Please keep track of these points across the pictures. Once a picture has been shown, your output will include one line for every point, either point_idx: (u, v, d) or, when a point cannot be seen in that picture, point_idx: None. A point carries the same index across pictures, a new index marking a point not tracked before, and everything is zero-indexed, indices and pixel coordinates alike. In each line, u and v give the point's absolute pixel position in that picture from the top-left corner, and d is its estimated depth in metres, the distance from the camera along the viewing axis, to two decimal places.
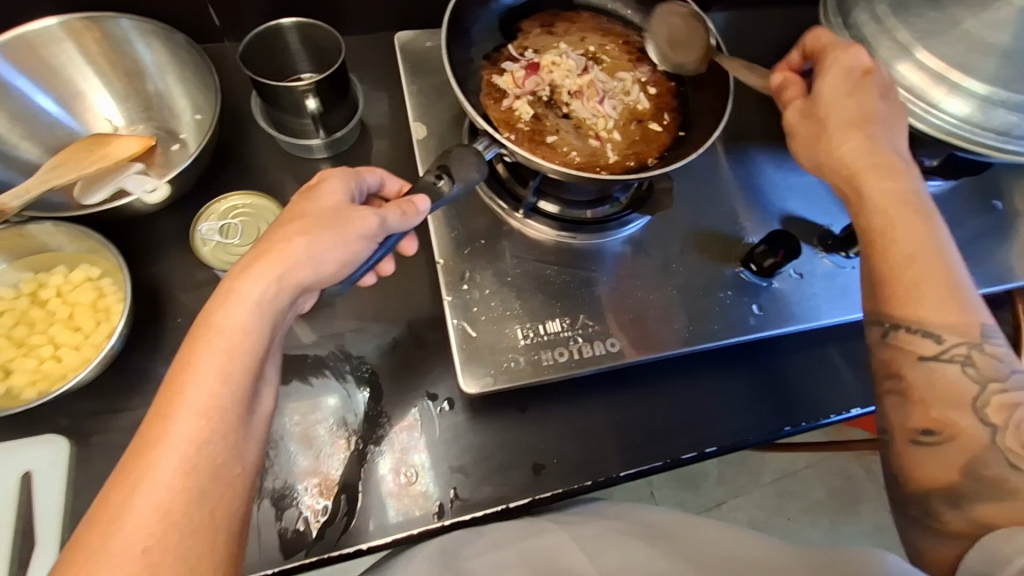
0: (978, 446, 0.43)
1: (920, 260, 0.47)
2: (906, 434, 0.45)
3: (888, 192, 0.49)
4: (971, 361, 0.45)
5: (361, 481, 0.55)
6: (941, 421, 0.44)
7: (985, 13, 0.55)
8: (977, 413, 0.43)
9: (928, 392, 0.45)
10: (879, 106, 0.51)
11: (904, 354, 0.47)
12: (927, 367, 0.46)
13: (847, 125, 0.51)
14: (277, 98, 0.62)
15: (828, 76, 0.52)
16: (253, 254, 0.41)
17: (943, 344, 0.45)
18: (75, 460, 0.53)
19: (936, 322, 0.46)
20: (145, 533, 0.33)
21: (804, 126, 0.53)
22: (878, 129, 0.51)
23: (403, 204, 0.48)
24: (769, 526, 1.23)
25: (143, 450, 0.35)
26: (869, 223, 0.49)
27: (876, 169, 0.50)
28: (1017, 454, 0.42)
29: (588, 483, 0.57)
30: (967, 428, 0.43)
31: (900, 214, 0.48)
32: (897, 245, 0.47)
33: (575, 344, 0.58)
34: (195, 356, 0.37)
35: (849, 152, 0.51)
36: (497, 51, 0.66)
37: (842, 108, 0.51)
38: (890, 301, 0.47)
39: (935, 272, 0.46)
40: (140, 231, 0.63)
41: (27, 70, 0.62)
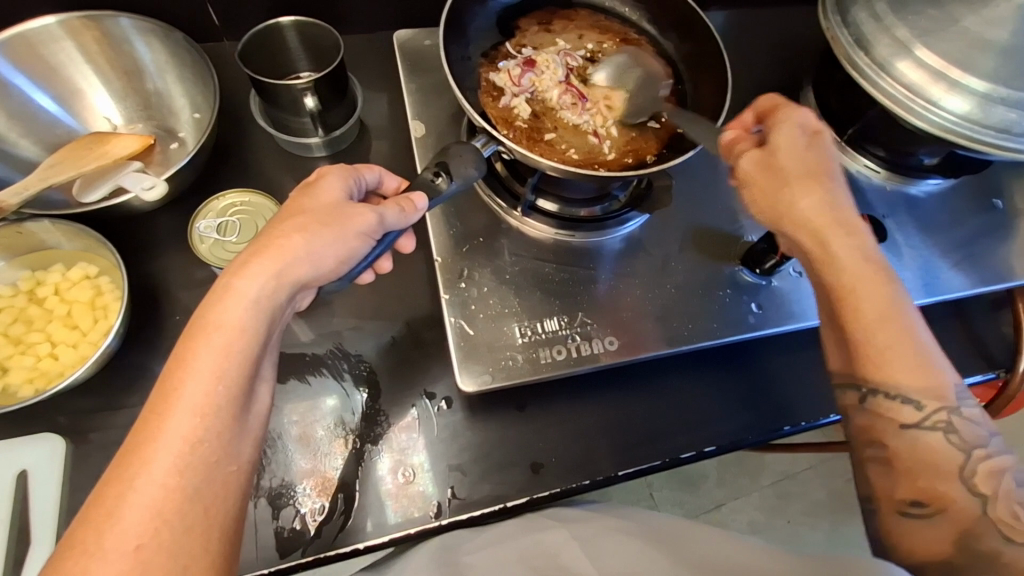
0: (968, 519, 0.42)
1: (891, 322, 0.46)
2: (894, 505, 0.45)
3: (854, 254, 0.48)
4: (952, 427, 0.44)
5: (359, 480, 0.54)
6: (932, 493, 0.43)
7: (985, 10, 0.56)
8: (964, 482, 0.43)
9: (913, 462, 0.45)
10: (832, 162, 0.51)
11: (885, 421, 0.46)
12: (910, 436, 0.45)
13: (805, 182, 0.50)
14: (275, 95, 0.62)
15: (785, 131, 0.51)
16: (250, 251, 0.41)
17: (922, 411, 0.45)
18: (71, 458, 0.53)
19: (910, 386, 0.45)
20: (139, 530, 0.33)
21: (760, 177, 0.51)
22: (832, 187, 0.50)
23: (401, 202, 0.48)
24: (770, 527, 1.22)
25: (138, 446, 0.35)
26: (838, 282, 0.48)
27: (839, 227, 0.49)
28: (1009, 526, 0.41)
29: (586, 482, 0.57)
30: (957, 500, 0.43)
31: (866, 278, 0.47)
32: (865, 307, 0.46)
33: (573, 342, 0.58)
34: (192, 352, 0.37)
35: (812, 212, 0.49)
36: (495, 48, 0.66)
37: (799, 162, 0.50)
38: (867, 367, 0.46)
39: (900, 336, 0.46)
40: (139, 229, 0.63)
41: (26, 68, 0.62)
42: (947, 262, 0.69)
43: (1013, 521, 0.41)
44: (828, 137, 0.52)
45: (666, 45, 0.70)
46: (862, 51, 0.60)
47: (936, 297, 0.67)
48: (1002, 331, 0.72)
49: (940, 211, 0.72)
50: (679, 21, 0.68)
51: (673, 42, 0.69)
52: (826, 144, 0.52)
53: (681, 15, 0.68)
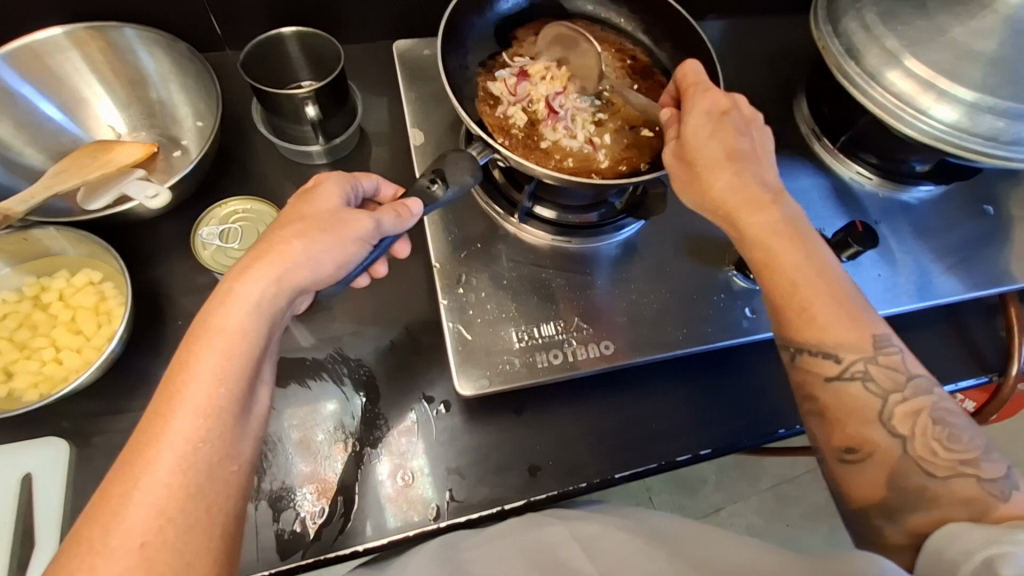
0: (893, 459, 0.45)
1: (803, 288, 0.48)
2: (833, 453, 0.47)
3: (764, 230, 0.49)
4: (869, 376, 0.46)
5: (358, 483, 0.55)
6: (860, 439, 0.46)
7: (972, 21, 0.57)
8: (886, 426, 0.45)
9: (841, 411, 0.47)
10: (741, 142, 0.51)
11: (813, 377, 0.48)
12: (835, 388, 0.47)
13: (716, 169, 0.50)
14: (277, 104, 0.63)
15: (693, 120, 0.52)
16: (252, 256, 0.42)
17: (842, 363, 0.47)
18: (75, 462, 0.54)
19: (833, 342, 0.47)
20: (143, 528, 0.33)
21: (680, 170, 0.53)
22: (744, 166, 0.51)
23: (397, 207, 0.49)
24: (768, 531, 1.23)
25: (142, 447, 0.35)
26: (756, 260, 0.50)
27: (747, 206, 0.50)
28: (928, 461, 0.44)
29: (582, 485, 0.58)
30: (881, 444, 0.45)
31: (783, 245, 0.49)
32: (782, 279, 0.49)
33: (569, 347, 0.59)
34: (194, 354, 0.38)
35: (721, 194, 0.50)
36: (492, 58, 0.67)
37: (710, 150, 0.51)
38: (790, 330, 0.49)
39: (822, 289, 0.48)
40: (142, 235, 0.64)
41: (32, 77, 0.63)
42: (940, 267, 0.70)
43: (931, 457, 0.44)
44: (737, 113, 0.52)
45: (661, 55, 0.71)
46: (852, 60, 0.61)
47: (929, 301, 0.68)
48: (996, 335, 0.73)
49: (932, 216, 0.73)
50: (673, 32, 0.70)
51: (667, 52, 0.71)
52: (733, 123, 0.52)
53: (675, 26, 0.69)
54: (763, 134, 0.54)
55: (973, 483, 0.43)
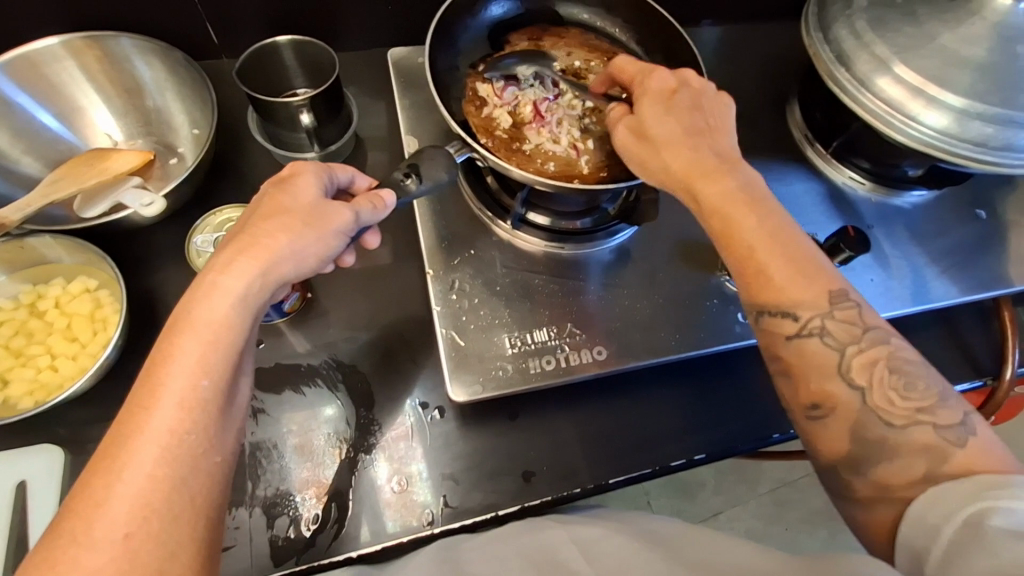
0: (854, 410, 0.44)
1: (759, 250, 0.48)
2: (800, 410, 0.46)
3: (720, 198, 0.50)
4: (828, 331, 0.46)
5: (353, 489, 0.55)
6: (823, 394, 0.45)
7: (961, 28, 0.58)
8: (845, 379, 0.44)
9: (804, 367, 0.46)
10: (693, 117, 0.53)
11: (777, 337, 0.47)
12: (796, 346, 0.46)
13: (672, 145, 0.52)
14: (271, 112, 0.64)
15: (647, 101, 0.54)
16: (234, 248, 0.42)
17: (802, 320, 0.46)
18: (70, 470, 0.54)
19: (793, 299, 0.46)
20: (126, 519, 0.34)
21: (636, 148, 0.54)
22: (699, 139, 0.53)
23: (372, 199, 0.50)
24: (767, 535, 1.22)
25: (124, 439, 0.36)
26: (714, 227, 0.50)
27: (704, 174, 0.51)
28: (886, 410, 0.43)
29: (576, 490, 0.58)
30: (842, 396, 0.44)
31: (737, 209, 0.49)
32: (737, 241, 0.48)
33: (562, 352, 0.59)
34: (176, 346, 0.38)
35: (679, 166, 0.51)
36: (483, 60, 0.68)
37: (665, 126, 0.53)
38: (750, 292, 0.48)
39: (779, 251, 0.48)
40: (138, 243, 0.65)
41: (28, 87, 0.64)
42: (934, 271, 0.70)
43: (889, 407, 0.43)
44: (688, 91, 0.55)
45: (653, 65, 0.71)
46: (843, 66, 0.62)
47: (924, 305, 0.68)
48: (990, 338, 0.73)
49: (925, 220, 0.74)
50: (665, 40, 0.70)
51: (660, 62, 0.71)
52: (685, 101, 0.54)
53: (667, 35, 0.70)
54: (721, 103, 0.56)
55: (929, 430, 0.42)
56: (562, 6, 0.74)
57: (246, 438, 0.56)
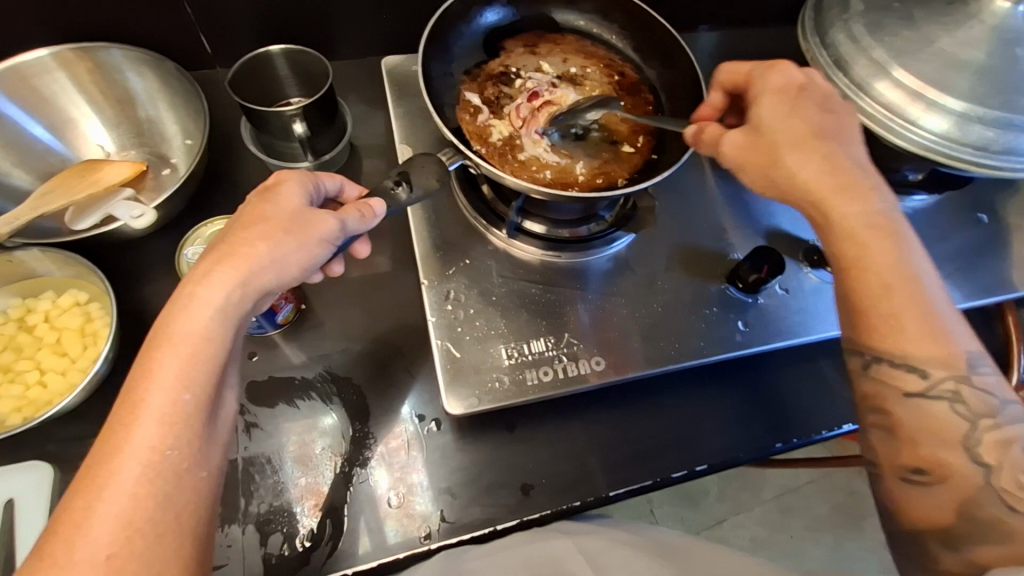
0: (970, 487, 0.41)
1: (895, 290, 0.45)
2: (896, 471, 0.45)
3: (858, 218, 0.47)
4: (960, 397, 0.43)
5: (348, 504, 0.54)
6: (933, 461, 0.43)
7: (959, 31, 0.57)
8: (970, 453, 0.42)
9: (917, 431, 0.44)
10: (823, 120, 0.50)
11: (891, 389, 0.45)
12: (914, 404, 0.44)
13: (800, 149, 0.49)
14: (265, 122, 0.63)
15: (766, 102, 0.51)
16: (214, 258, 0.41)
17: (928, 380, 0.44)
18: (58, 487, 0.53)
19: (919, 355, 0.44)
20: (109, 540, 0.33)
21: (750, 154, 0.51)
22: (831, 145, 0.50)
23: (361, 207, 0.49)
24: (771, 543, 1.21)
25: (105, 458, 0.35)
26: (841, 253, 0.47)
27: (840, 192, 0.48)
28: (1011, 493, 0.41)
29: (577, 503, 0.57)
30: (960, 468, 0.42)
31: (874, 240, 0.46)
32: (871, 277, 0.46)
33: (559, 363, 0.58)
34: (156, 361, 0.37)
35: (810, 177, 0.48)
36: (478, 67, 0.68)
37: (790, 130, 0.50)
38: (867, 332, 0.46)
39: (914, 300, 0.45)
40: (130, 255, 0.64)
41: (19, 99, 0.63)
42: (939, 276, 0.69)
43: (1018, 490, 0.41)
44: (815, 87, 0.52)
45: (649, 71, 0.71)
46: (841, 71, 0.61)
47: None
48: (994, 342, 0.72)
49: (928, 224, 0.72)
50: (661, 47, 0.70)
51: (656, 69, 0.70)
52: (812, 98, 0.51)
53: (663, 42, 0.69)
54: (847, 110, 0.52)
55: None
56: (559, 14, 0.73)
57: (240, 453, 0.55)
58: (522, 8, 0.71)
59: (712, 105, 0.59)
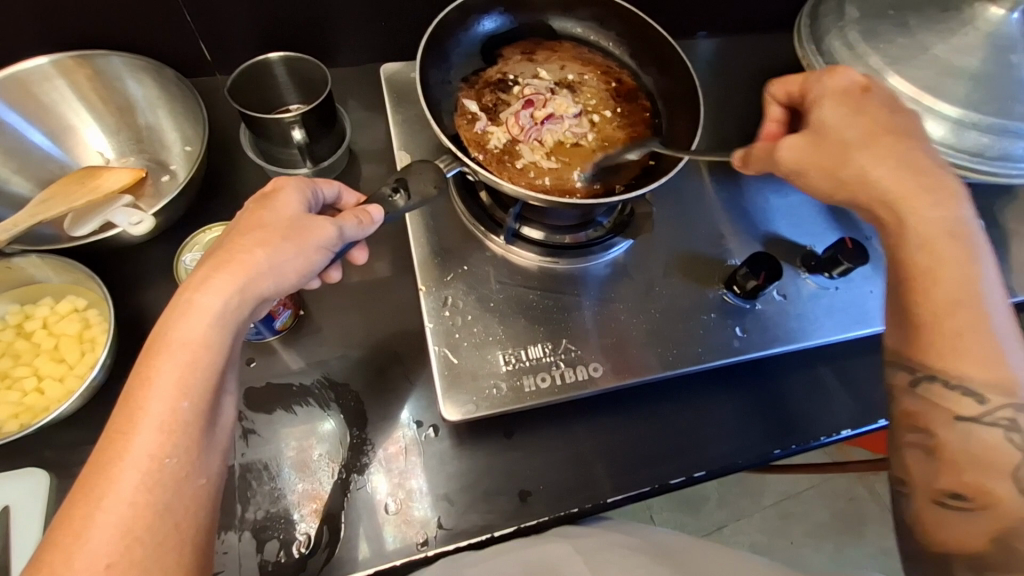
0: (1013, 516, 0.40)
1: (963, 306, 0.42)
2: (932, 494, 0.42)
3: (934, 224, 0.45)
4: (1016, 426, 0.41)
5: (345, 511, 0.54)
6: (976, 487, 0.41)
7: (953, 38, 0.58)
8: (1015, 481, 0.40)
9: (962, 454, 0.42)
10: (891, 119, 0.50)
11: (938, 411, 0.43)
12: (963, 429, 0.42)
13: (871, 150, 0.48)
14: (264, 129, 0.63)
15: (830, 103, 0.51)
16: (211, 265, 0.41)
17: (985, 405, 0.42)
18: (55, 494, 0.53)
19: (977, 379, 0.42)
20: (108, 549, 0.33)
21: (815, 160, 0.50)
22: (906, 150, 0.48)
23: (358, 214, 0.49)
24: (772, 549, 1.20)
25: (104, 467, 0.35)
26: (909, 259, 0.45)
27: (919, 194, 0.46)
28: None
29: (575, 509, 0.57)
30: (1005, 499, 0.40)
31: (948, 249, 0.44)
32: (936, 291, 0.43)
33: (557, 369, 0.58)
34: (154, 369, 0.37)
35: (884, 179, 0.47)
36: (476, 74, 0.68)
37: (857, 130, 0.49)
38: (924, 348, 0.43)
39: (978, 320, 0.42)
40: (129, 262, 0.64)
41: (19, 107, 0.64)
42: None
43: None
44: (879, 93, 0.52)
45: (646, 78, 0.71)
46: None
47: None
48: None
49: None
50: (658, 54, 0.70)
51: (653, 75, 0.71)
52: (876, 100, 0.51)
53: (660, 49, 0.70)
54: (914, 118, 0.52)
55: None
56: (556, 20, 0.73)
57: (237, 459, 0.55)
58: (520, 15, 0.71)
59: (774, 120, 0.58)
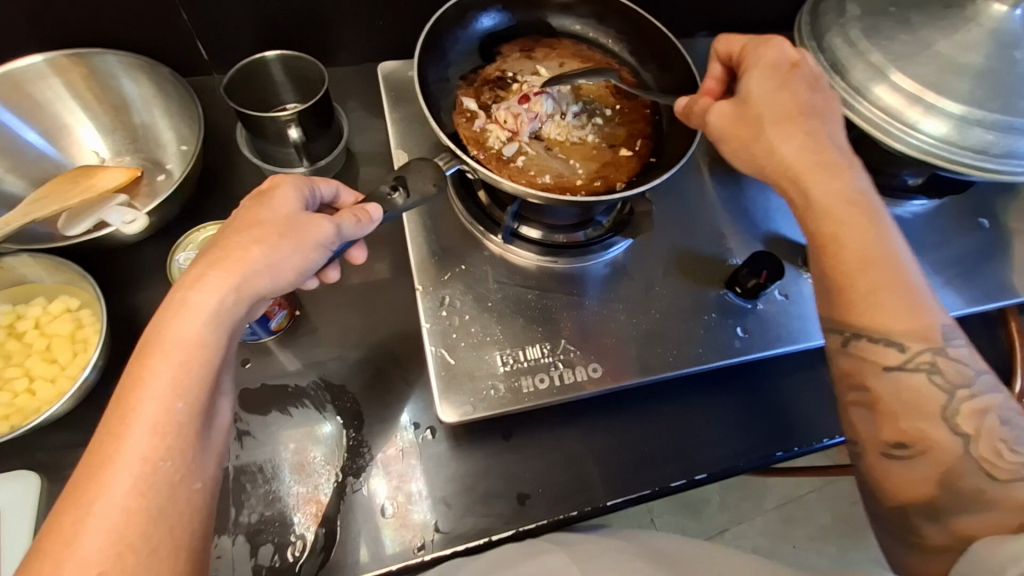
0: (952, 457, 0.43)
1: (875, 264, 0.46)
2: (877, 447, 0.45)
3: (832, 194, 0.48)
4: (937, 369, 0.44)
5: (341, 514, 0.53)
6: (914, 434, 0.43)
7: (956, 35, 0.57)
8: (948, 423, 0.43)
9: (897, 404, 0.45)
10: (810, 97, 0.51)
11: (868, 365, 0.46)
12: (892, 377, 0.45)
13: (782, 125, 0.50)
14: (261, 127, 0.63)
15: (758, 75, 0.52)
16: (205, 263, 0.41)
17: (906, 353, 0.45)
18: (45, 498, 0.52)
19: (897, 329, 0.45)
20: (99, 557, 0.32)
21: (736, 128, 0.52)
22: (813, 124, 0.51)
23: (357, 212, 0.48)
24: (775, 553, 1.19)
25: (95, 471, 0.34)
26: (819, 227, 0.48)
27: (817, 168, 0.49)
28: (990, 463, 0.42)
29: (574, 513, 0.56)
30: (940, 441, 0.43)
31: (849, 215, 0.47)
32: (846, 252, 0.47)
33: (556, 370, 0.57)
34: (146, 369, 0.36)
35: (790, 151, 0.50)
36: (474, 72, 0.68)
37: (773, 106, 0.51)
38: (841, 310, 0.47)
39: (890, 274, 0.46)
40: (124, 262, 0.63)
41: (13, 105, 0.63)
42: (940, 280, 0.68)
43: (995, 460, 0.42)
44: (809, 68, 0.52)
45: (646, 76, 0.71)
46: (838, 75, 0.60)
47: None
48: (997, 346, 0.71)
49: (927, 231, 0.72)
50: (657, 52, 0.70)
51: (653, 73, 0.70)
52: (803, 75, 0.51)
53: (659, 48, 0.69)
54: (833, 96, 0.54)
55: None
56: (555, 18, 0.72)
57: (231, 461, 0.54)
58: (519, 13, 0.71)
59: (714, 77, 0.58)
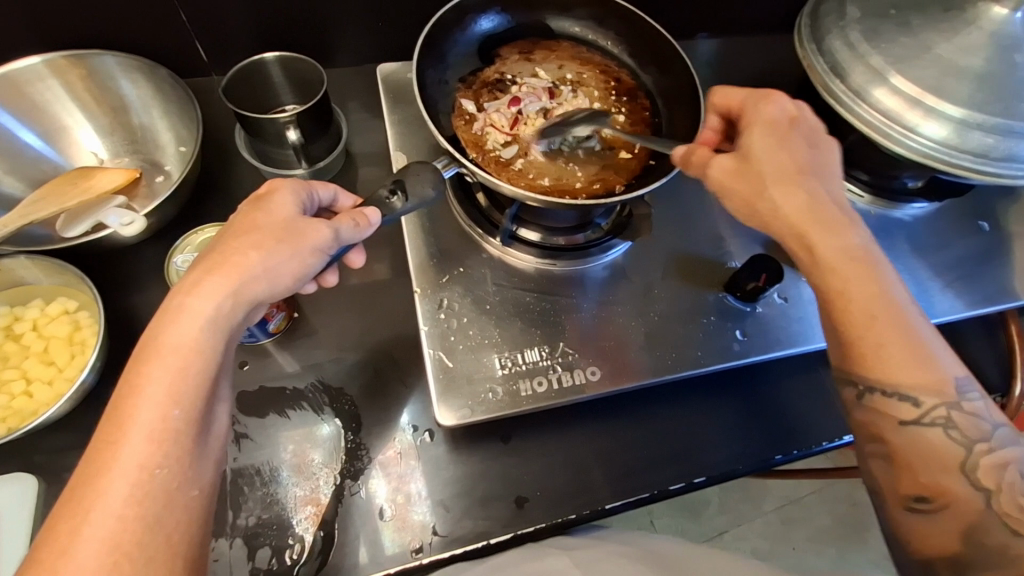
0: (970, 503, 0.41)
1: (880, 322, 0.44)
2: (899, 500, 0.43)
3: (837, 251, 0.46)
4: (952, 424, 0.43)
5: (338, 518, 0.53)
6: (936, 489, 0.42)
7: (956, 38, 0.57)
8: (967, 476, 0.41)
9: (915, 456, 0.43)
10: (806, 155, 0.49)
11: (886, 419, 0.44)
12: (910, 432, 0.44)
13: (785, 184, 0.48)
14: (259, 128, 0.62)
15: (757, 131, 0.50)
16: (203, 269, 0.41)
17: (921, 407, 0.43)
18: (42, 500, 0.52)
19: (910, 384, 0.43)
20: (95, 566, 0.32)
21: (738, 183, 0.49)
22: (813, 183, 0.49)
23: (355, 216, 0.48)
24: (774, 555, 1.19)
25: (91, 479, 0.34)
26: (824, 283, 0.46)
27: (821, 225, 0.47)
28: (1015, 519, 0.40)
29: (572, 517, 0.55)
30: (962, 496, 0.41)
31: (853, 273, 0.46)
32: (854, 309, 0.45)
33: (553, 373, 0.57)
34: (143, 376, 0.36)
35: (791, 210, 0.47)
36: (473, 74, 0.68)
37: (775, 163, 0.48)
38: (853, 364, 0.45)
39: (898, 329, 0.44)
40: (122, 264, 0.63)
41: (12, 106, 0.63)
42: (939, 283, 0.68)
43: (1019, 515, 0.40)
44: (806, 123, 0.51)
45: (646, 78, 0.70)
46: (838, 78, 0.60)
47: (935, 319, 0.65)
48: (996, 349, 0.71)
49: (927, 234, 0.71)
50: (657, 54, 0.70)
51: (653, 75, 0.70)
52: (800, 133, 0.51)
53: (658, 49, 0.69)
54: (832, 149, 0.52)
55: None
56: (555, 20, 0.72)
57: (229, 464, 0.54)
58: (518, 14, 0.71)
59: (712, 128, 0.58)
